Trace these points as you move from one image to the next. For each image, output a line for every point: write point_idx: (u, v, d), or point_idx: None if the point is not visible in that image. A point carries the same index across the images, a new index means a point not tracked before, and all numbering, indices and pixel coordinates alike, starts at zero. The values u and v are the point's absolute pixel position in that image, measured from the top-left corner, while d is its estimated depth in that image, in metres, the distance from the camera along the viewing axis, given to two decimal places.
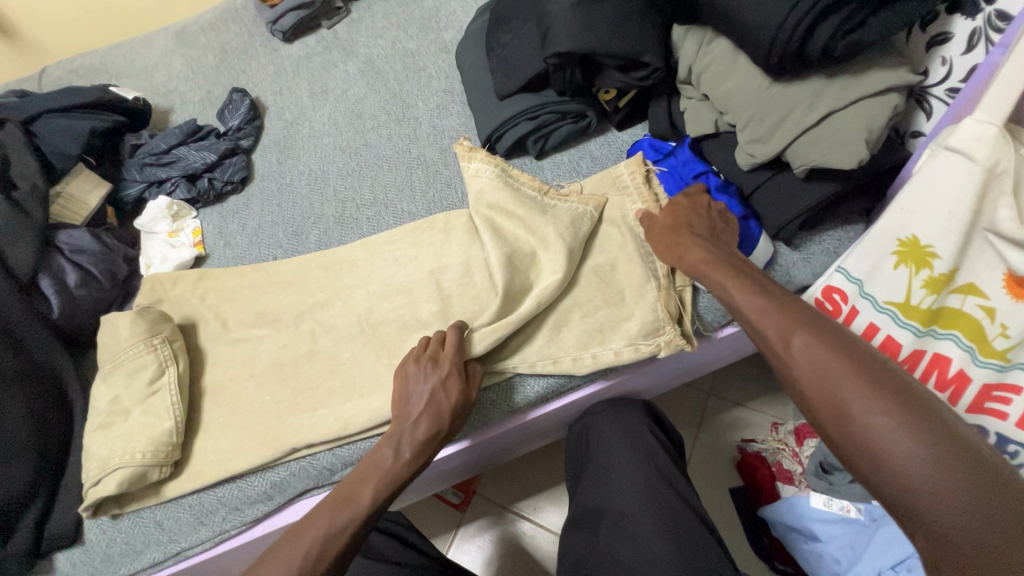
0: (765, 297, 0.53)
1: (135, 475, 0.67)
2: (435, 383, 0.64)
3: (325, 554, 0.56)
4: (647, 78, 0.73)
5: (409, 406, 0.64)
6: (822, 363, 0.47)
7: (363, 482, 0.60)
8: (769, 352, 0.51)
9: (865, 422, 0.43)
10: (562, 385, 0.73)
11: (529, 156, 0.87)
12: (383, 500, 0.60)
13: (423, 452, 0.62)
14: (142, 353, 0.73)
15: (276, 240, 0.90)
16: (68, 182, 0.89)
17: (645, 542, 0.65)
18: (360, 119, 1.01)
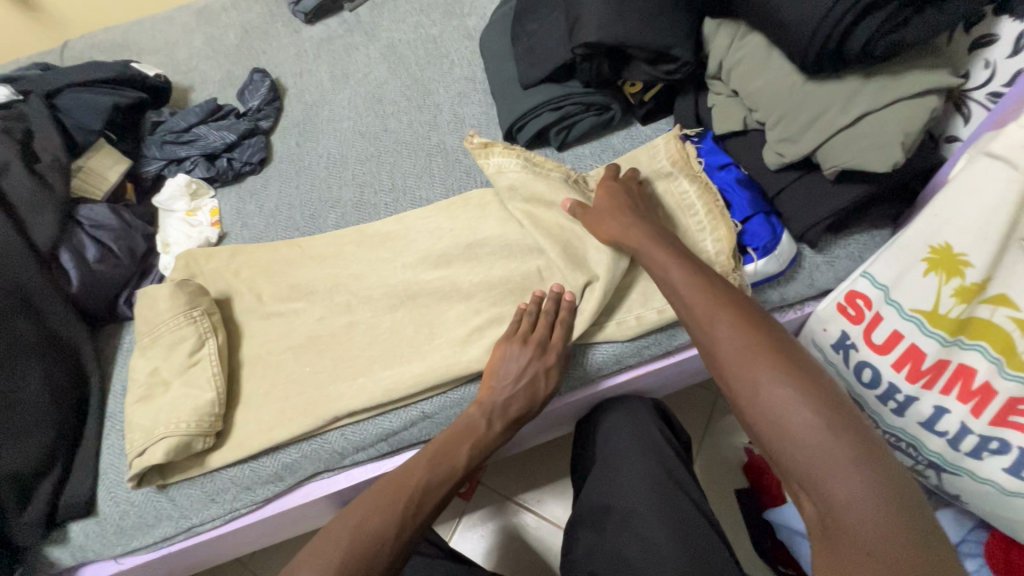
0: (697, 280, 0.55)
1: (180, 443, 0.67)
2: (536, 367, 0.66)
3: (421, 505, 0.58)
4: (676, 72, 0.72)
5: (509, 379, 0.66)
6: (737, 337, 0.48)
7: (460, 443, 0.63)
8: (693, 331, 0.53)
9: (769, 392, 0.44)
10: (630, 351, 0.72)
11: (550, 147, 0.86)
12: (475, 464, 0.64)
13: (512, 427, 0.67)
14: (182, 325, 0.73)
15: (293, 222, 0.90)
16: (89, 157, 0.89)
17: (654, 541, 0.65)
18: (380, 104, 1.00)
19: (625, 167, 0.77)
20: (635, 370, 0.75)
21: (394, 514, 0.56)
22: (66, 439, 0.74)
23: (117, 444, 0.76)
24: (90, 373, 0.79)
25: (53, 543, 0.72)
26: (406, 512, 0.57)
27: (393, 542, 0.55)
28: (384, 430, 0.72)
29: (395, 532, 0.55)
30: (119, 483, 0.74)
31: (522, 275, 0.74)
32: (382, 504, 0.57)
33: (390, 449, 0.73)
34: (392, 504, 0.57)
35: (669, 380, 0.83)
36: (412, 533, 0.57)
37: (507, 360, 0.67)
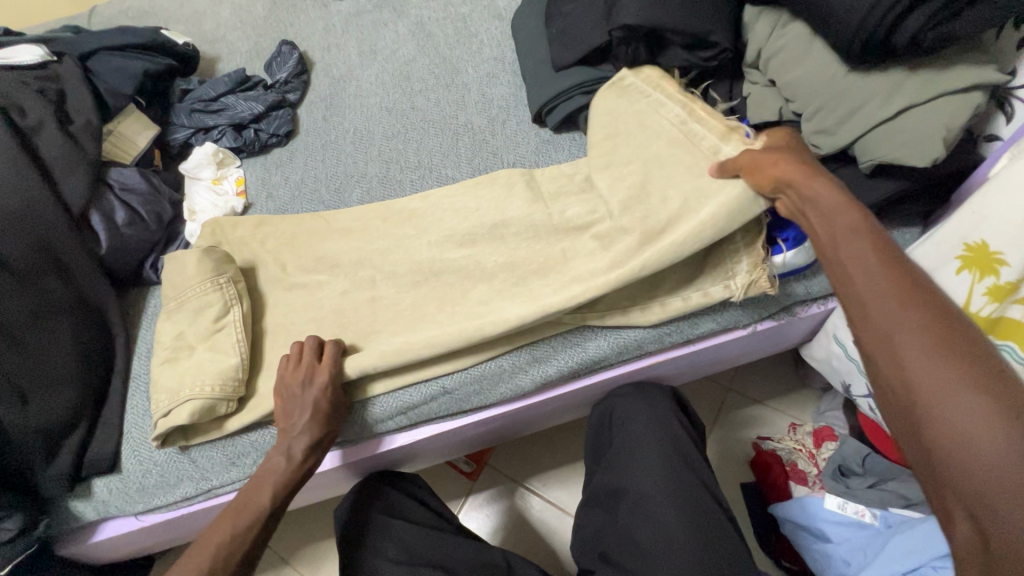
0: (879, 257, 0.46)
1: (202, 406, 0.68)
2: (313, 395, 0.65)
3: (227, 561, 0.61)
4: (712, 60, 0.73)
5: (294, 413, 0.66)
6: (925, 335, 0.42)
7: (261, 484, 0.65)
8: (860, 315, 0.45)
9: (952, 406, 0.39)
10: (630, 346, 0.73)
11: (579, 131, 0.86)
12: (283, 496, 0.65)
13: (315, 452, 0.66)
14: (209, 292, 0.74)
15: (318, 195, 0.91)
16: (120, 122, 0.90)
17: (666, 526, 0.67)
18: (408, 82, 1.00)
19: None
20: (624, 368, 0.76)
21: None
22: (92, 397, 0.75)
23: (141, 404, 0.77)
24: (116, 334, 0.80)
25: (79, 498, 0.74)
26: (213, 572, 0.60)
27: None
28: (403, 404, 0.72)
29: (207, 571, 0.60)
30: (143, 442, 0.75)
31: (547, 257, 0.74)
32: (202, 553, 0.60)
33: (408, 422, 0.74)
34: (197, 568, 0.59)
35: (687, 369, 0.83)
36: None
37: (292, 392, 0.66)
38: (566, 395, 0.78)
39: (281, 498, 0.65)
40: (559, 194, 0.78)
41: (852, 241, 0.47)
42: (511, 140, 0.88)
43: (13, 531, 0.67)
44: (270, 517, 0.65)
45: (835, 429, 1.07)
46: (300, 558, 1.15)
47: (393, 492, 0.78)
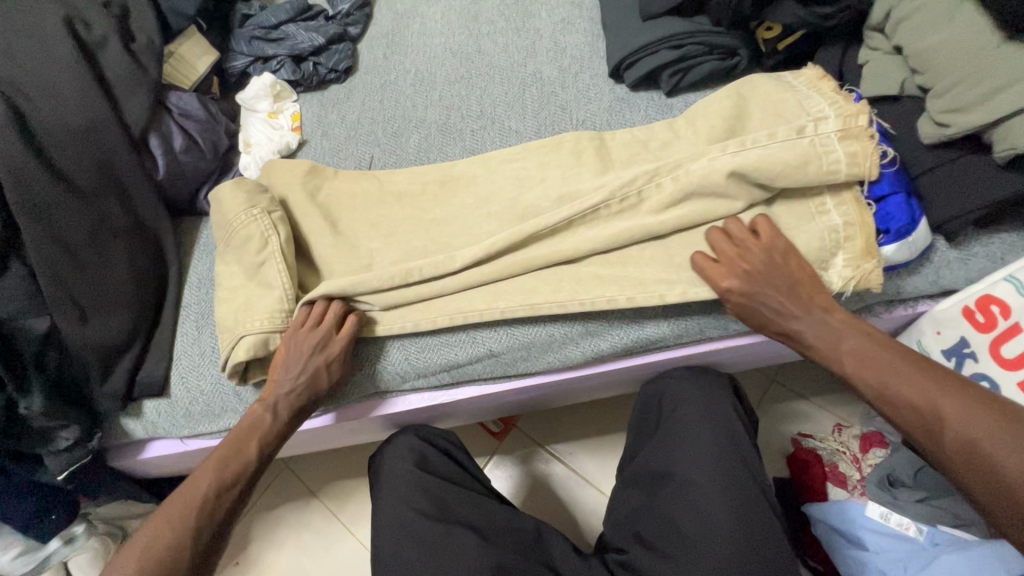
0: (930, 377, 0.53)
1: (260, 340, 0.67)
2: (317, 362, 0.65)
3: (219, 507, 0.62)
4: (831, 18, 0.64)
5: (287, 376, 0.65)
6: (979, 434, 0.50)
7: (246, 440, 0.65)
8: (917, 428, 0.53)
9: None
10: (689, 331, 0.69)
11: (658, 91, 0.79)
12: (267, 453, 0.66)
13: (301, 413, 0.67)
14: (249, 223, 0.71)
15: (374, 138, 0.87)
16: (180, 44, 0.87)
17: (711, 516, 0.64)
18: (475, 23, 0.93)
19: (744, 121, 0.69)
20: (669, 354, 0.73)
21: (187, 527, 0.59)
22: (145, 320, 0.76)
23: (190, 333, 0.78)
24: (170, 261, 0.80)
25: (130, 416, 0.77)
26: (198, 521, 0.60)
27: (188, 545, 0.59)
28: (447, 361, 0.71)
29: (196, 517, 0.60)
30: (191, 370, 0.77)
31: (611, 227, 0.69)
32: (183, 507, 0.60)
33: (450, 379, 0.73)
34: (186, 512, 0.60)
35: (741, 359, 0.79)
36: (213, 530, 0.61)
37: (293, 353, 0.65)
38: (616, 372, 0.75)
39: (265, 451, 0.66)
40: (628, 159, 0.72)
41: (892, 383, 0.55)
42: (582, 95, 0.82)
43: (71, 441, 0.71)
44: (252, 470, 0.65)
45: (885, 435, 1.01)
46: (326, 493, 1.19)
47: (427, 448, 0.78)
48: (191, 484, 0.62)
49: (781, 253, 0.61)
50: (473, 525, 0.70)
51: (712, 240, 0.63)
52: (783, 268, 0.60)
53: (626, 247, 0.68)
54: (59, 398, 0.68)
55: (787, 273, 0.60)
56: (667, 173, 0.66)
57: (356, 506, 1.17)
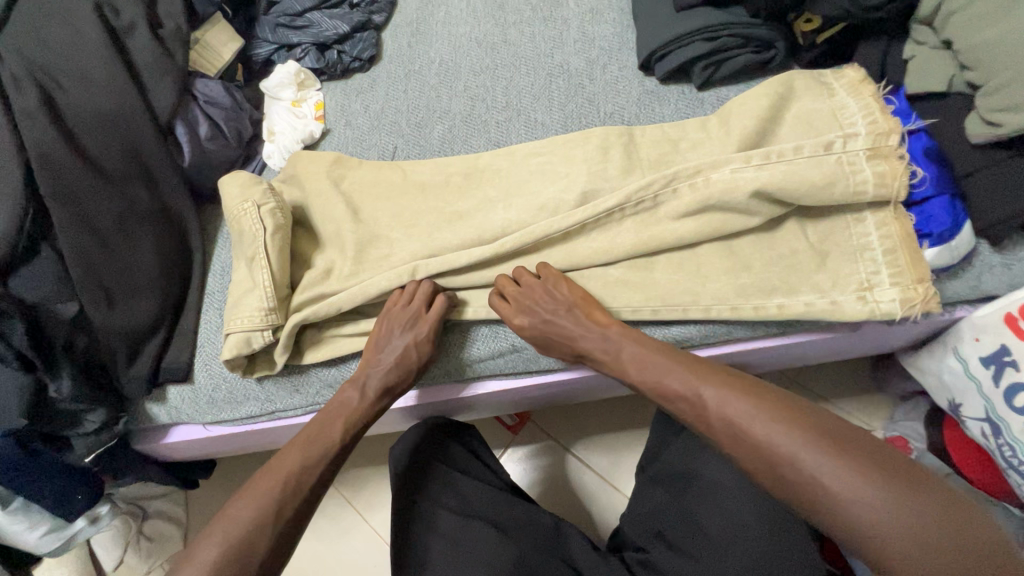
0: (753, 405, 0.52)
1: (243, 339, 0.69)
2: (413, 340, 0.66)
3: (302, 489, 0.60)
4: (877, 11, 0.62)
5: (379, 356, 0.67)
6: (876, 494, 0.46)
7: (336, 417, 0.65)
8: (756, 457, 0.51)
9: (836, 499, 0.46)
10: (716, 333, 0.67)
11: (689, 84, 0.77)
12: (356, 433, 0.66)
13: (388, 395, 0.67)
14: (241, 217, 0.71)
15: (398, 128, 0.86)
16: (207, 30, 0.87)
17: (739, 519, 0.64)
18: (501, 12, 0.91)
19: (778, 117, 0.67)
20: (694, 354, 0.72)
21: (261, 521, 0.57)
22: (171, 307, 0.77)
23: (214, 321, 0.79)
24: (194, 248, 0.81)
25: (154, 401, 0.78)
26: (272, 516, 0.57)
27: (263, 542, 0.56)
28: (470, 355, 0.71)
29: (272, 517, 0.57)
30: (215, 357, 0.77)
31: (639, 223, 0.67)
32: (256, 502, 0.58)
33: (472, 374, 0.73)
34: (272, 490, 0.59)
35: (766, 360, 0.77)
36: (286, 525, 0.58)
37: (390, 336, 0.67)
38: None
39: (354, 433, 0.66)
40: (658, 155, 0.71)
41: (769, 433, 0.50)
42: (610, 87, 0.80)
43: (97, 424, 0.72)
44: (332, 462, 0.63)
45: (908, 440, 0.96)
46: (342, 480, 1.20)
47: (449, 441, 0.77)
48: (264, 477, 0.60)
49: (580, 296, 0.65)
50: (491, 518, 0.71)
51: (502, 284, 0.68)
52: (549, 297, 0.65)
53: (653, 244, 0.66)
54: (87, 382, 0.69)
55: (581, 313, 0.64)
56: (699, 168, 0.65)
57: (371, 494, 1.18)
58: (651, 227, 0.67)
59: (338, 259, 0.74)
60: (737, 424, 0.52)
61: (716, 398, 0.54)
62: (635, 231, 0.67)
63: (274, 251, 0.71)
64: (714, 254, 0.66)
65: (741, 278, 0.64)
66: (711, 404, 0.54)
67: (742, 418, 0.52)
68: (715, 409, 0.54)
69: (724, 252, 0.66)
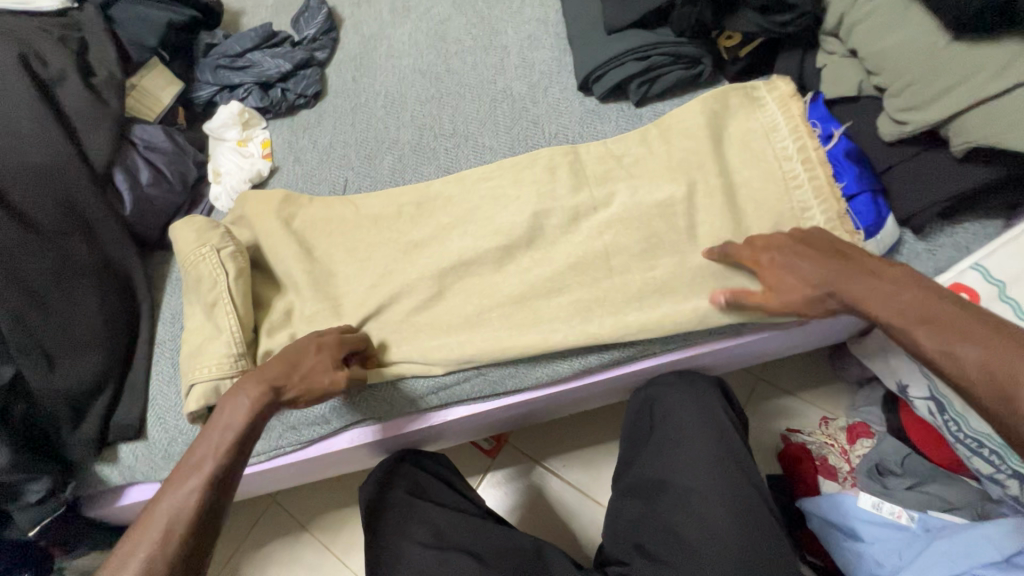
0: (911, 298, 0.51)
1: (209, 389, 0.66)
2: (304, 344, 0.62)
3: (176, 532, 0.51)
4: (788, 25, 0.67)
5: (270, 362, 0.62)
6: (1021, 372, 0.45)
7: (214, 437, 0.57)
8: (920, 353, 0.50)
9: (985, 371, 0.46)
10: (675, 339, 0.69)
11: (627, 102, 0.80)
12: (230, 460, 0.56)
13: (274, 403, 0.59)
14: (198, 262, 0.70)
15: (347, 161, 0.86)
16: (143, 76, 0.86)
17: (713, 522, 0.64)
18: (443, 43, 0.93)
19: (712, 128, 0.71)
20: (654, 363, 0.73)
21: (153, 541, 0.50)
22: (118, 362, 0.74)
23: (166, 372, 0.75)
24: (141, 298, 0.78)
25: (105, 461, 0.73)
26: (160, 542, 0.51)
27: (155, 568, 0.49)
28: (436, 383, 0.70)
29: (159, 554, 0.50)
30: (169, 410, 0.74)
31: (590, 238, 0.69)
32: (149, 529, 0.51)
33: (438, 402, 0.72)
34: (151, 532, 0.51)
35: (728, 360, 0.79)
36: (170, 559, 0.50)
37: (286, 346, 0.63)
38: (605, 383, 0.75)
39: (237, 455, 0.57)
40: (604, 172, 0.73)
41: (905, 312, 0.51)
42: (553, 109, 0.83)
43: (41, 493, 0.67)
44: (221, 482, 0.55)
45: (870, 425, 1.03)
46: (318, 526, 1.15)
47: (420, 473, 0.77)
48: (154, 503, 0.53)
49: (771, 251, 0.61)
50: (467, 547, 0.69)
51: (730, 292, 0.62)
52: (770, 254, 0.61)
53: (605, 257, 0.68)
54: (26, 450, 0.65)
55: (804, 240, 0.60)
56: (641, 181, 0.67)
57: (349, 537, 1.14)
58: (602, 242, 0.69)
59: (297, 298, 0.73)
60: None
61: (947, 340, 0.48)
62: (588, 248, 0.69)
63: (239, 296, 0.70)
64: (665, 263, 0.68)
65: (691, 283, 0.67)
66: (933, 344, 0.49)
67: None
68: (879, 302, 0.53)
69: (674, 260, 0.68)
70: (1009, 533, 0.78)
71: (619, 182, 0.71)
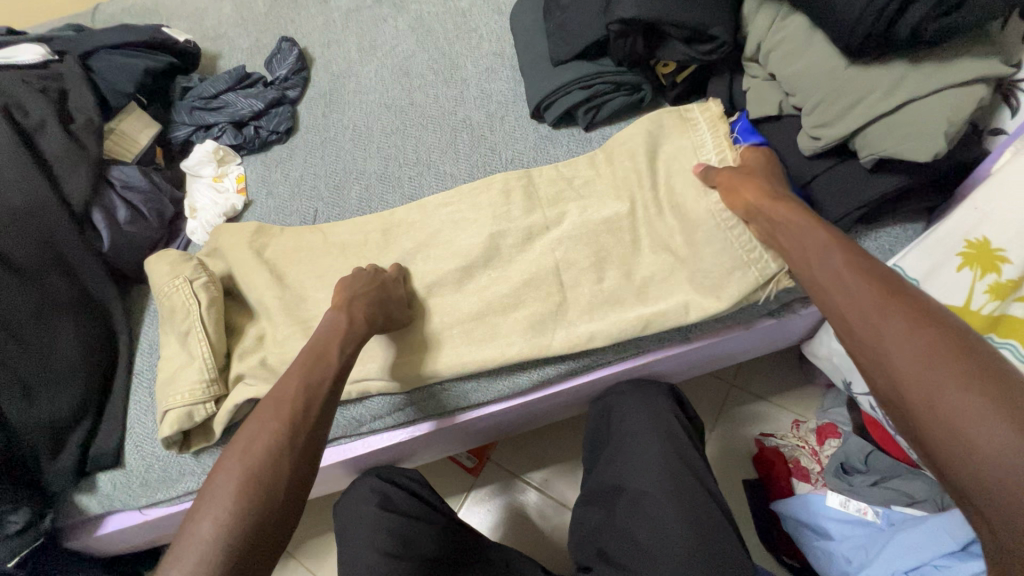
0: (861, 270, 0.49)
1: (183, 414, 0.69)
2: (381, 276, 0.72)
3: (308, 417, 0.56)
4: (712, 54, 0.73)
5: (360, 283, 0.70)
6: (927, 357, 0.42)
7: (326, 346, 0.62)
8: (851, 327, 0.48)
9: (891, 344, 0.44)
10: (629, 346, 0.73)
11: (578, 127, 0.86)
12: (350, 356, 0.63)
13: (371, 316, 0.67)
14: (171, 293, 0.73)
15: (318, 193, 0.91)
16: (121, 120, 0.91)
17: (665, 524, 0.67)
18: (407, 78, 0.99)
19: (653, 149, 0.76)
20: (613, 370, 0.76)
21: (284, 426, 0.54)
22: (96, 393, 0.76)
23: (143, 401, 0.78)
24: (119, 331, 0.81)
25: (84, 491, 0.76)
26: (293, 424, 0.55)
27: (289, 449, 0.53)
28: (407, 399, 0.74)
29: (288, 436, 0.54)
30: (146, 438, 0.76)
31: (544, 258, 0.74)
32: (276, 413, 0.55)
33: (408, 417, 0.75)
34: (281, 416, 0.55)
35: (683, 366, 0.83)
36: (307, 439, 0.55)
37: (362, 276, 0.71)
38: (567, 393, 0.79)
39: (336, 386, 0.60)
40: (555, 193, 0.77)
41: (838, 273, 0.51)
42: (509, 136, 0.88)
43: (20, 524, 0.68)
44: (339, 378, 0.61)
45: (838, 425, 1.06)
46: (304, 551, 1.16)
47: (390, 488, 0.78)
48: (282, 389, 0.57)
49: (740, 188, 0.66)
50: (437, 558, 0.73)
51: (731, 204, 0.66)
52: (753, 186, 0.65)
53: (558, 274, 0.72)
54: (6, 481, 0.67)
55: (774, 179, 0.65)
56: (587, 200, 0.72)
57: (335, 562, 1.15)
58: (555, 259, 0.73)
59: (269, 325, 0.77)
60: (934, 372, 0.41)
61: (882, 317, 0.46)
62: (542, 266, 0.73)
63: (211, 324, 0.73)
64: (614, 276, 0.72)
65: (639, 294, 0.71)
66: (865, 316, 0.47)
67: (928, 370, 0.42)
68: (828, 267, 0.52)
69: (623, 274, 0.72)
70: (961, 524, 0.80)
71: (570, 202, 0.76)
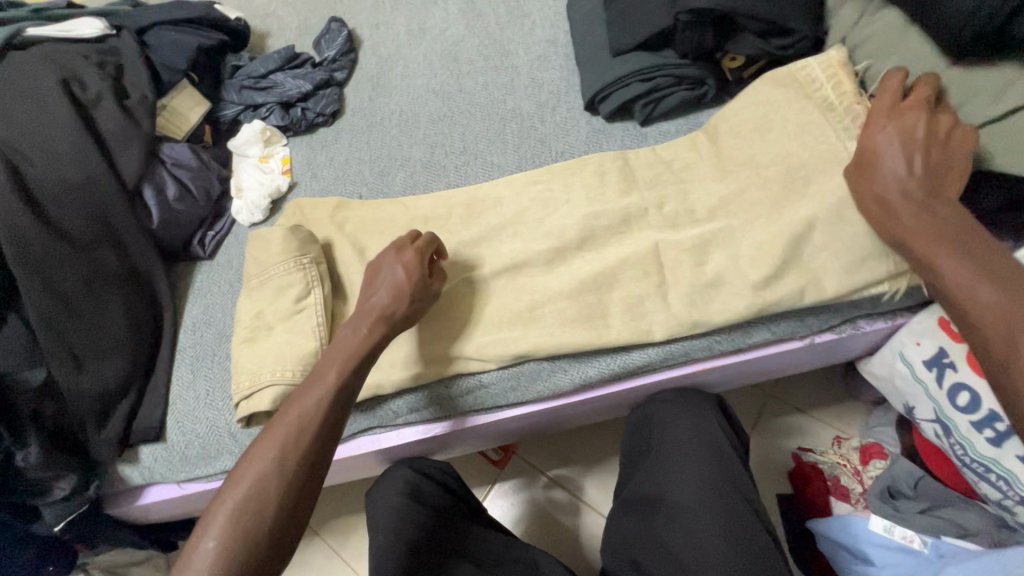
0: (962, 247, 0.58)
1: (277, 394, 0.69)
2: (398, 262, 0.66)
3: (302, 443, 0.56)
4: (788, 48, 0.74)
5: (378, 279, 0.66)
6: (1017, 327, 0.53)
7: (328, 363, 0.61)
8: (954, 300, 0.58)
9: (984, 310, 0.55)
10: (679, 353, 0.70)
11: (632, 121, 0.82)
12: (351, 373, 0.61)
13: (381, 324, 0.63)
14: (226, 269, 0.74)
15: (362, 178, 0.90)
16: (173, 97, 0.91)
17: (704, 540, 0.64)
18: (456, 63, 0.97)
19: None
20: (658, 377, 0.73)
21: (275, 456, 0.54)
22: (141, 367, 0.78)
23: (185, 377, 0.79)
24: (164, 307, 0.82)
25: (126, 462, 0.77)
26: (284, 453, 0.55)
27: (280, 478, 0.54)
28: (442, 395, 0.72)
29: (278, 466, 0.54)
30: (187, 414, 0.77)
31: (593, 256, 0.71)
32: (270, 441, 0.56)
33: (443, 413, 0.74)
34: (275, 443, 0.55)
35: (730, 376, 0.79)
36: (301, 466, 0.55)
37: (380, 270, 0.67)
38: (608, 397, 0.76)
39: (337, 404, 0.59)
40: (607, 189, 0.74)
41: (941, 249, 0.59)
42: (560, 128, 0.85)
43: (67, 490, 0.71)
44: (343, 395, 0.60)
45: (884, 446, 1.01)
46: (328, 531, 1.17)
47: (422, 480, 0.77)
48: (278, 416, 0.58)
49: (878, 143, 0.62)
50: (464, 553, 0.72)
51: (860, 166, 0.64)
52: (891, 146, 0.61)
53: (608, 274, 0.69)
54: (56, 449, 0.69)
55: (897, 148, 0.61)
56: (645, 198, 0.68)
57: (358, 544, 1.16)
58: (605, 258, 0.70)
59: None
60: None
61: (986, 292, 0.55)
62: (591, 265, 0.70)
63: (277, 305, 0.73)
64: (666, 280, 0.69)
65: (691, 300, 0.67)
66: (972, 287, 0.56)
67: None
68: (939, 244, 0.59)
69: (676, 277, 0.69)
70: None
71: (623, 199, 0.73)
